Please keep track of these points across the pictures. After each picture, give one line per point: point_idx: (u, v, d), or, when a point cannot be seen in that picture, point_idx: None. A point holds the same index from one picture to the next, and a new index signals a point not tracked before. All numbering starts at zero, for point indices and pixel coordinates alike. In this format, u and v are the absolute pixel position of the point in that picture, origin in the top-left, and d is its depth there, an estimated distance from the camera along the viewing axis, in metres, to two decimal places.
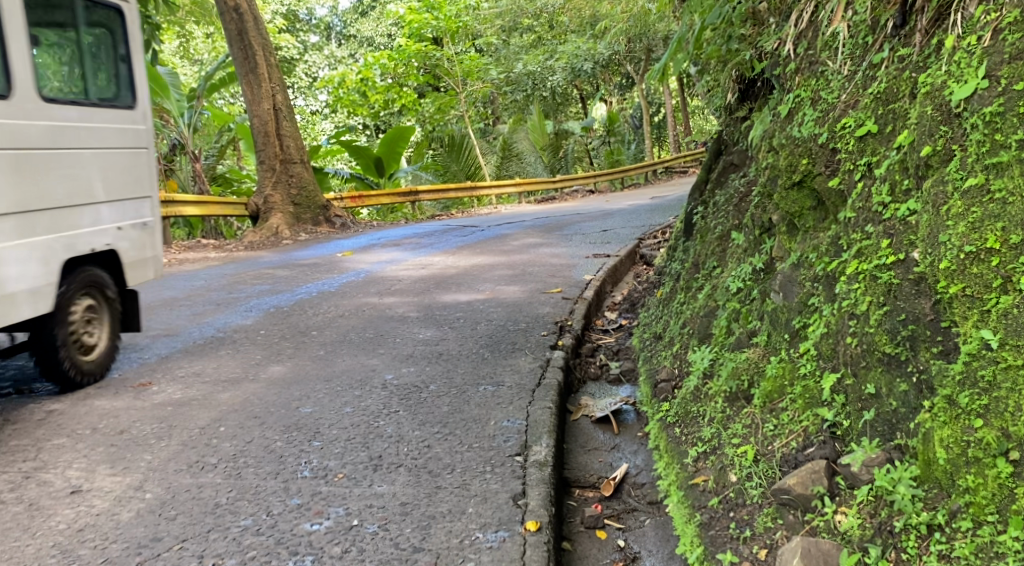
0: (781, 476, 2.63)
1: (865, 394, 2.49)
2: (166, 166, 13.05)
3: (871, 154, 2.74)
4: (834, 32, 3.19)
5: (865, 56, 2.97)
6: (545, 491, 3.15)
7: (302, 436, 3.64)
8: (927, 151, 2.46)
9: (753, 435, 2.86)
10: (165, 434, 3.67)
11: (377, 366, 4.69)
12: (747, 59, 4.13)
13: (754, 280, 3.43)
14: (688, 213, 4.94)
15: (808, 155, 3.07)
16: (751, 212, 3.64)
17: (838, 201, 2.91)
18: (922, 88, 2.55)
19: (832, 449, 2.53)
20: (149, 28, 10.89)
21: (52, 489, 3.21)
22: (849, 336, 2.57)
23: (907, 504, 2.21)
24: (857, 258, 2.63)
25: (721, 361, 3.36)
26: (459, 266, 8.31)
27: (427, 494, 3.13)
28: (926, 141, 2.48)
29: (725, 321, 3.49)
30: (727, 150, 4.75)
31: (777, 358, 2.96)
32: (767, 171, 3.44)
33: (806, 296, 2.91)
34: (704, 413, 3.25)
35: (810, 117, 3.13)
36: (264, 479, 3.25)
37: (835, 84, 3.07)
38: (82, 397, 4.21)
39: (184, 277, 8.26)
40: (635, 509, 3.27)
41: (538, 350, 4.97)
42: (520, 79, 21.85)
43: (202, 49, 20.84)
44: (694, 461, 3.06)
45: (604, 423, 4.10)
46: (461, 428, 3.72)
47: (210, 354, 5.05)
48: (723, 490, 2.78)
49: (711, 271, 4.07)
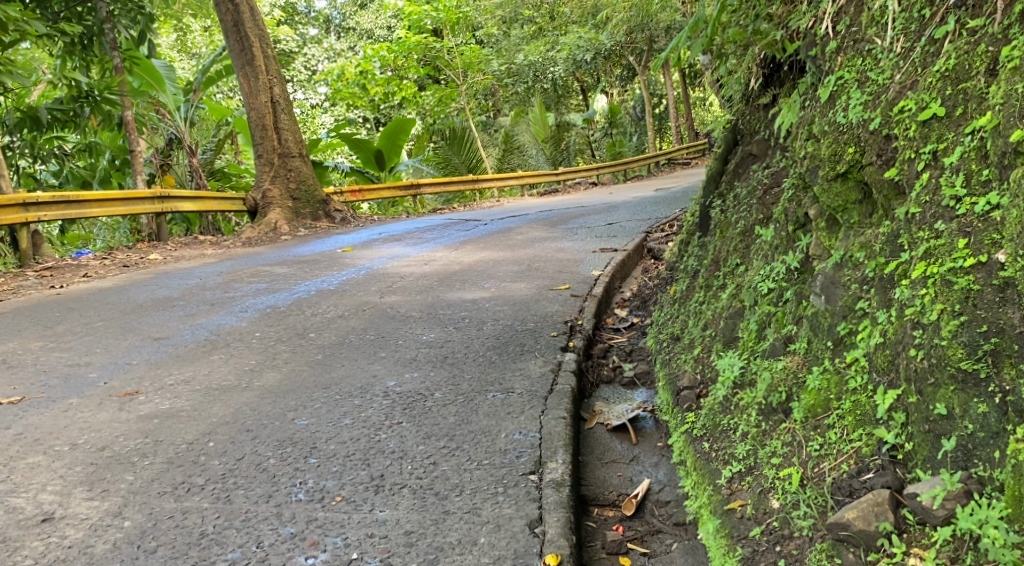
0: (834, 505, 2.38)
1: (932, 415, 2.23)
2: (163, 161, 12.63)
3: (936, 141, 2.45)
4: (883, 7, 2.90)
5: (922, 31, 2.68)
6: (565, 517, 2.88)
7: (297, 452, 3.36)
8: (1018, 136, 2.18)
9: (796, 455, 2.60)
10: (150, 451, 3.39)
11: (379, 372, 4.39)
12: (777, 40, 3.72)
13: (787, 281, 3.10)
14: (704, 207, 4.63)
15: (855, 142, 2.81)
16: (784, 206, 3.29)
17: (891, 194, 2.63)
18: (1009, 63, 2.27)
19: (895, 477, 2.30)
20: (142, 18, 11.03)
21: (22, 516, 2.93)
22: (913, 349, 2.30)
23: (1002, 552, 1.97)
24: (924, 260, 2.35)
25: (755, 369, 3.05)
26: (463, 262, 8.00)
27: (434, 521, 2.85)
28: (1016, 125, 2.20)
29: (757, 325, 3.19)
30: (743, 140, 4.42)
31: (820, 369, 2.69)
32: (805, 161, 3.14)
33: (853, 299, 2.65)
34: (737, 427, 2.95)
35: (857, 101, 2.85)
36: (255, 502, 2.97)
37: (885, 64, 2.78)
38: (64, 410, 3.92)
39: (180, 276, 7.95)
40: (660, 531, 2.99)
41: (548, 352, 4.68)
42: (522, 72, 21.96)
43: (200, 42, 20.58)
44: (727, 483, 2.78)
45: (620, 432, 3.81)
46: (470, 443, 3.43)
47: (202, 359, 4.77)
48: (765, 518, 2.54)
49: (733, 269, 3.75)
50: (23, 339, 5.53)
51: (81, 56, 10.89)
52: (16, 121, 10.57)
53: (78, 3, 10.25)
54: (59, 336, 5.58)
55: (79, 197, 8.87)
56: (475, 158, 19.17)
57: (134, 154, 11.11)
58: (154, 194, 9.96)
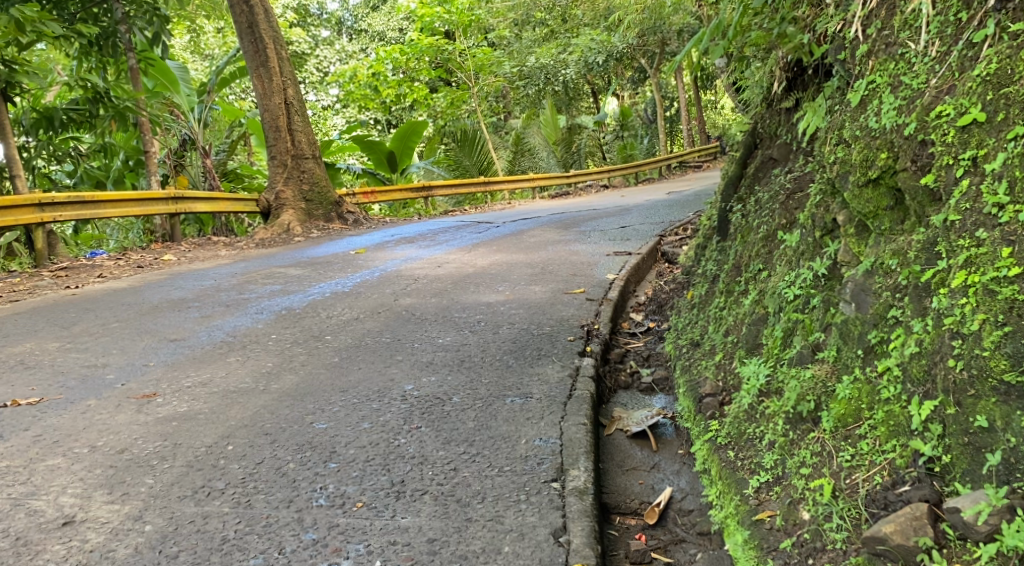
0: (868, 518, 2.36)
1: (972, 428, 2.20)
2: (176, 162, 12.63)
3: (976, 147, 2.42)
4: (916, 10, 2.85)
5: (959, 35, 2.63)
6: (590, 526, 2.85)
7: (317, 457, 3.33)
8: None
9: (826, 465, 2.57)
10: (169, 454, 3.37)
11: (396, 375, 4.36)
12: (804, 44, 3.63)
13: (815, 287, 3.05)
14: (723, 211, 4.57)
15: (888, 148, 2.77)
16: (810, 211, 3.23)
17: (925, 201, 2.60)
18: None
19: (932, 490, 2.26)
20: (157, 20, 10.96)
21: (43, 520, 2.92)
22: (951, 359, 2.27)
23: None
24: (964, 268, 2.32)
25: (781, 377, 3.00)
26: (477, 265, 7.98)
27: (457, 528, 2.82)
28: None
29: (782, 333, 3.14)
30: (763, 145, 4.36)
31: (850, 378, 2.65)
32: (834, 166, 3.09)
33: (885, 307, 2.60)
34: (763, 436, 2.92)
35: (890, 105, 2.80)
36: (275, 508, 2.95)
37: (920, 68, 2.73)
38: (83, 412, 3.91)
39: (195, 276, 7.99)
40: (684, 540, 2.96)
41: (565, 356, 4.64)
42: (533, 74, 21.59)
43: (212, 43, 20.70)
44: (755, 493, 2.75)
45: (640, 439, 3.76)
46: (490, 448, 3.40)
47: (219, 361, 4.76)
48: (795, 530, 2.51)
49: (756, 274, 3.70)
50: (40, 339, 5.53)
51: (97, 57, 10.90)
52: (32, 122, 10.63)
53: (95, 4, 10.28)
54: (75, 336, 5.58)
55: (94, 199, 8.87)
56: (486, 160, 19.06)
57: (148, 155, 11.13)
58: (168, 195, 9.97)
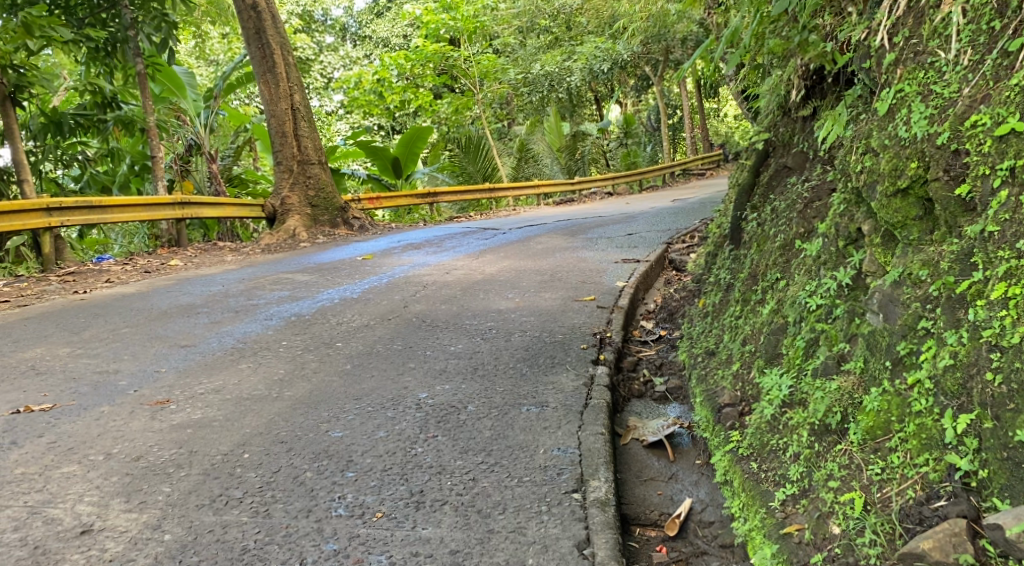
0: (903, 533, 2.35)
1: (1011, 442, 2.20)
2: (183, 168, 12.87)
3: (1014, 157, 2.40)
4: (946, 18, 2.83)
5: (992, 44, 2.62)
6: (615, 538, 2.83)
7: (334, 466, 3.30)
8: None
9: (855, 479, 2.55)
10: (185, 462, 3.33)
11: (409, 383, 4.32)
12: (827, 52, 3.57)
13: (838, 297, 3.01)
14: (736, 219, 4.52)
15: (918, 157, 2.74)
16: (833, 220, 3.19)
17: (957, 211, 2.58)
18: None
19: (970, 505, 2.27)
20: (166, 26, 10.76)
21: (60, 528, 2.89)
22: (989, 373, 2.28)
23: None
24: (1004, 280, 2.31)
25: (805, 388, 2.96)
26: (485, 271, 7.94)
27: (481, 539, 2.80)
28: None
29: (804, 343, 3.11)
30: (777, 153, 4.33)
31: (878, 390, 2.63)
32: (860, 175, 3.05)
33: (914, 318, 2.58)
34: (787, 447, 2.88)
35: (920, 114, 2.78)
36: (295, 517, 2.92)
37: (951, 77, 2.72)
38: (96, 419, 3.87)
39: (202, 282, 7.96)
40: (706, 552, 2.92)
41: (579, 365, 4.59)
42: (536, 81, 21.40)
43: (218, 48, 20.72)
44: (781, 505, 2.72)
45: (656, 449, 3.73)
46: (509, 457, 3.37)
47: (231, 368, 4.73)
48: (825, 545, 2.49)
49: (773, 282, 3.67)
50: (50, 345, 5.51)
51: (104, 62, 10.83)
52: (40, 127, 10.53)
53: (104, 9, 10.23)
54: (86, 342, 5.56)
55: (100, 204, 8.81)
56: (490, 166, 19.07)
57: (155, 160, 11.00)
58: (174, 200, 9.91)
